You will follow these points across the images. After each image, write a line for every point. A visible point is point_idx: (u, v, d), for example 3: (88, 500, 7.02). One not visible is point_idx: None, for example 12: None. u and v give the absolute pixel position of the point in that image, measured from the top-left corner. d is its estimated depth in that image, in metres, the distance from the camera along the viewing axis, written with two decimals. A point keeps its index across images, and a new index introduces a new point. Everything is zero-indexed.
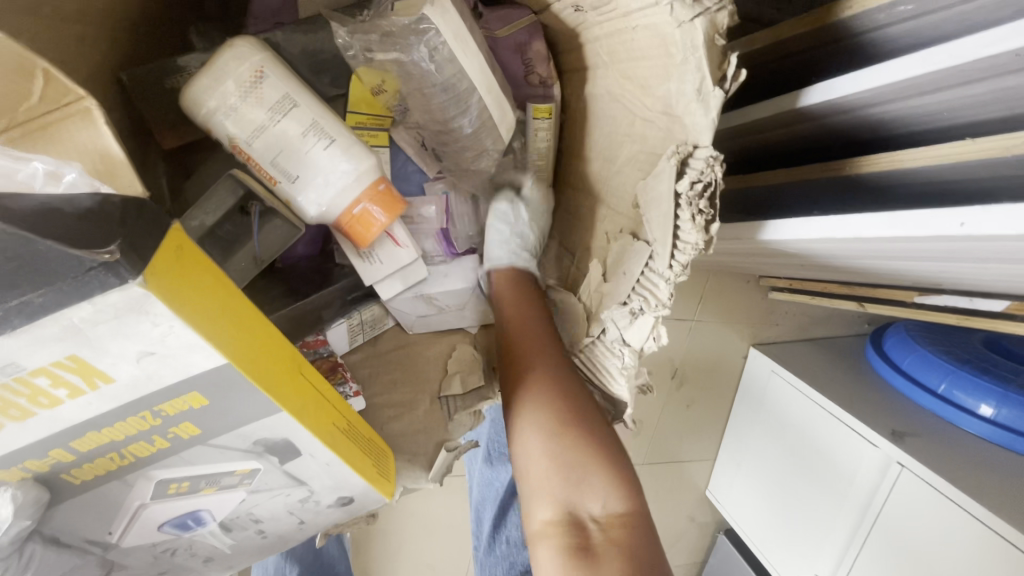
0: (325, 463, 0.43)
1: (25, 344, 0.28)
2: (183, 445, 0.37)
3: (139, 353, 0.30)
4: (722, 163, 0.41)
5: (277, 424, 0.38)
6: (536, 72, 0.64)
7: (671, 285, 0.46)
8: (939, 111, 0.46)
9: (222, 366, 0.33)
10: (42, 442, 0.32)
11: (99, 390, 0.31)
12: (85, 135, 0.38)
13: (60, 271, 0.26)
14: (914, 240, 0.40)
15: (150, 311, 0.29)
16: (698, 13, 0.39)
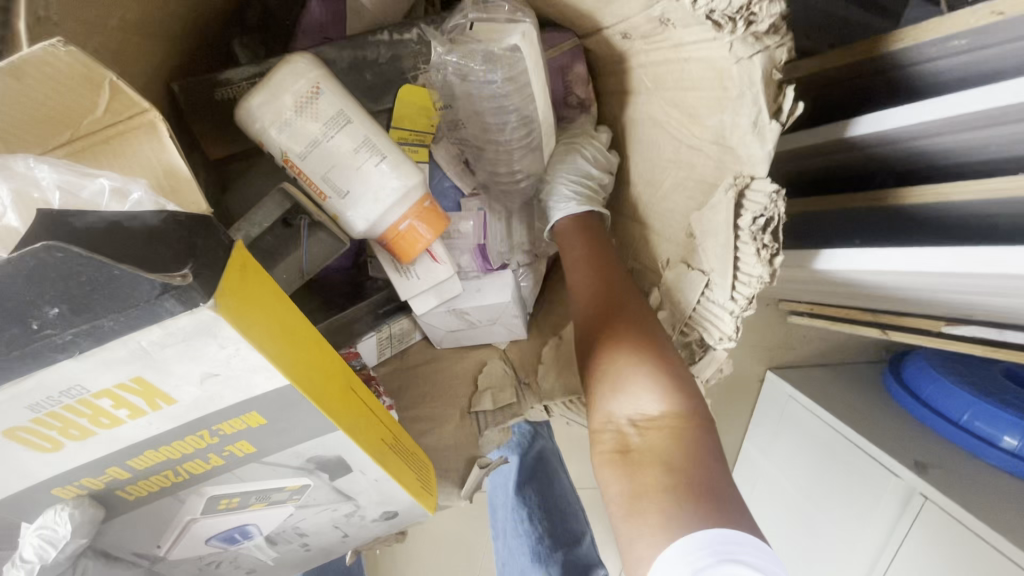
0: (373, 479, 0.42)
1: (92, 368, 0.28)
2: (237, 463, 0.37)
3: (203, 375, 0.30)
4: (784, 198, 0.41)
5: (329, 441, 0.38)
6: (576, 93, 0.64)
7: (736, 319, 0.47)
8: (991, 146, 0.46)
9: (285, 386, 0.32)
10: (99, 460, 0.33)
11: (160, 410, 0.31)
12: (149, 149, 0.36)
13: (131, 294, 0.26)
14: (975, 273, 0.40)
15: (217, 334, 0.28)
16: (758, 51, 0.39)
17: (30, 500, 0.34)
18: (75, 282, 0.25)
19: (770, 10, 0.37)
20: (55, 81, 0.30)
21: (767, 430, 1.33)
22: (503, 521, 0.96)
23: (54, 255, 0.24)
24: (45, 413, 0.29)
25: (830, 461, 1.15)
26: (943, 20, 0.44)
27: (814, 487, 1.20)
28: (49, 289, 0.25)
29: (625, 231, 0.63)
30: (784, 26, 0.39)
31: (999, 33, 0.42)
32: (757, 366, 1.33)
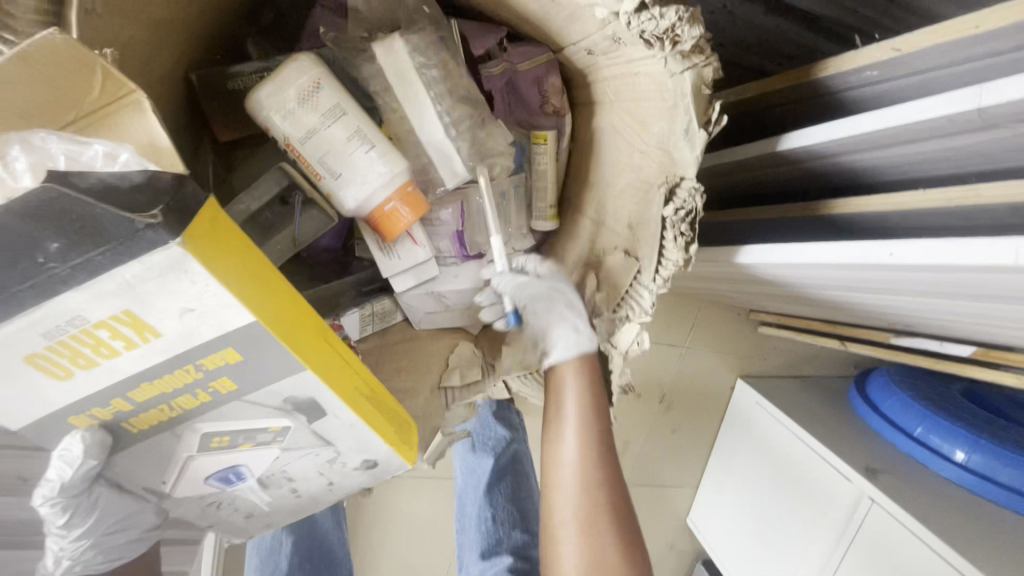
0: (348, 424, 0.48)
1: (90, 299, 0.34)
2: (223, 399, 0.43)
3: (182, 310, 0.36)
4: (704, 194, 0.49)
5: (303, 382, 0.43)
6: (552, 102, 0.71)
7: (654, 294, 0.55)
8: (899, 164, 0.52)
9: (250, 324, 0.38)
10: (103, 390, 0.39)
11: (149, 343, 0.37)
12: (133, 129, 0.38)
13: (114, 231, 0.32)
14: (857, 268, 0.46)
15: (188, 270, 0.35)
16: (687, 67, 0.45)
17: (54, 431, 0.41)
18: (63, 217, 0.31)
19: (691, 32, 0.43)
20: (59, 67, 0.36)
21: (733, 436, 1.39)
22: (475, 517, 1.01)
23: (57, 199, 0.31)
24: (55, 342, 0.35)
25: (788, 479, 1.21)
26: (859, 53, 0.51)
27: (773, 493, 1.25)
28: (50, 227, 0.31)
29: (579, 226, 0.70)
30: (707, 48, 0.45)
31: (901, 66, 0.48)
32: (729, 373, 1.39)
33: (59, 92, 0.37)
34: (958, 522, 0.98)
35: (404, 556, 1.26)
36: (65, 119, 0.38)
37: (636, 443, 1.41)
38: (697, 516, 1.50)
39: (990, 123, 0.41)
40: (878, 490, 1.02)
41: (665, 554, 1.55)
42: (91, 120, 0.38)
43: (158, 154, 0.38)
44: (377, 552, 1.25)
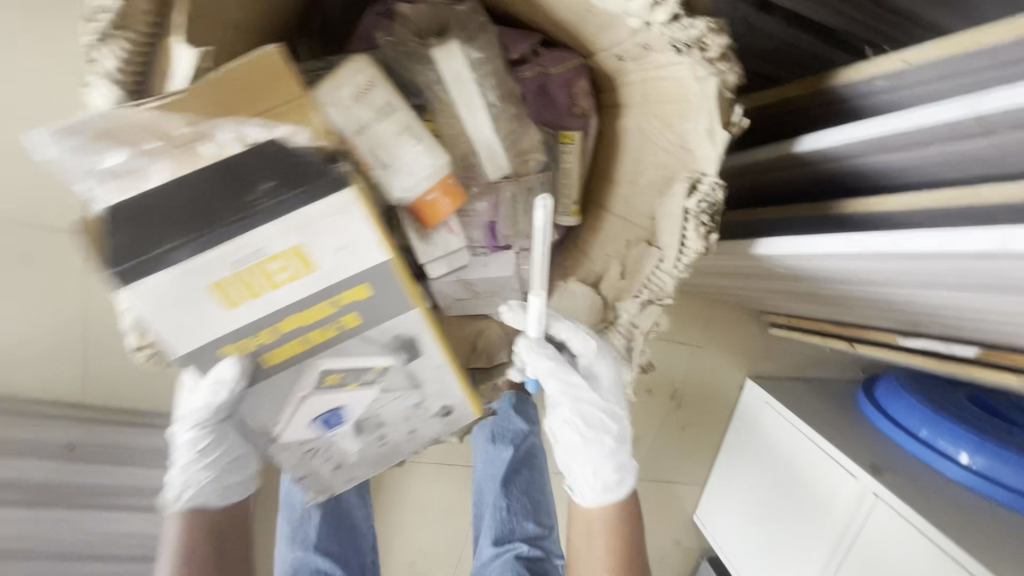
0: (435, 365, 0.58)
1: (273, 234, 0.45)
2: (345, 335, 0.52)
3: (339, 247, 0.47)
4: (723, 188, 0.54)
5: (408, 320, 0.53)
6: (579, 104, 0.77)
7: (676, 278, 0.58)
8: (905, 168, 0.56)
9: (383, 262, 0.49)
10: (256, 321, 0.48)
11: (304, 276, 0.47)
12: (305, 121, 0.49)
13: (302, 174, 0.45)
14: (862, 256, 0.51)
15: (351, 214, 0.46)
16: (713, 72, 0.49)
17: (207, 362, 0.49)
18: (272, 165, 0.45)
19: (718, 42, 0.48)
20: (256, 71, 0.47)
21: (741, 436, 1.43)
22: (493, 504, 1.05)
23: (271, 148, 0.46)
24: (236, 270, 0.45)
25: (793, 479, 1.24)
26: (869, 64, 0.55)
27: (779, 490, 1.28)
28: (262, 174, 0.45)
29: (602, 219, 0.74)
30: (731, 55, 0.49)
31: (907, 77, 0.53)
32: (738, 373, 1.43)
33: (252, 92, 0.47)
34: (961, 518, 1.00)
35: (420, 539, 1.31)
36: (252, 113, 0.48)
37: (647, 439, 1.45)
38: (704, 513, 1.53)
39: (987, 129, 0.45)
40: (882, 487, 1.05)
41: (671, 550, 1.58)
42: (272, 114, 0.48)
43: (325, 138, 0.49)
44: (393, 534, 1.30)
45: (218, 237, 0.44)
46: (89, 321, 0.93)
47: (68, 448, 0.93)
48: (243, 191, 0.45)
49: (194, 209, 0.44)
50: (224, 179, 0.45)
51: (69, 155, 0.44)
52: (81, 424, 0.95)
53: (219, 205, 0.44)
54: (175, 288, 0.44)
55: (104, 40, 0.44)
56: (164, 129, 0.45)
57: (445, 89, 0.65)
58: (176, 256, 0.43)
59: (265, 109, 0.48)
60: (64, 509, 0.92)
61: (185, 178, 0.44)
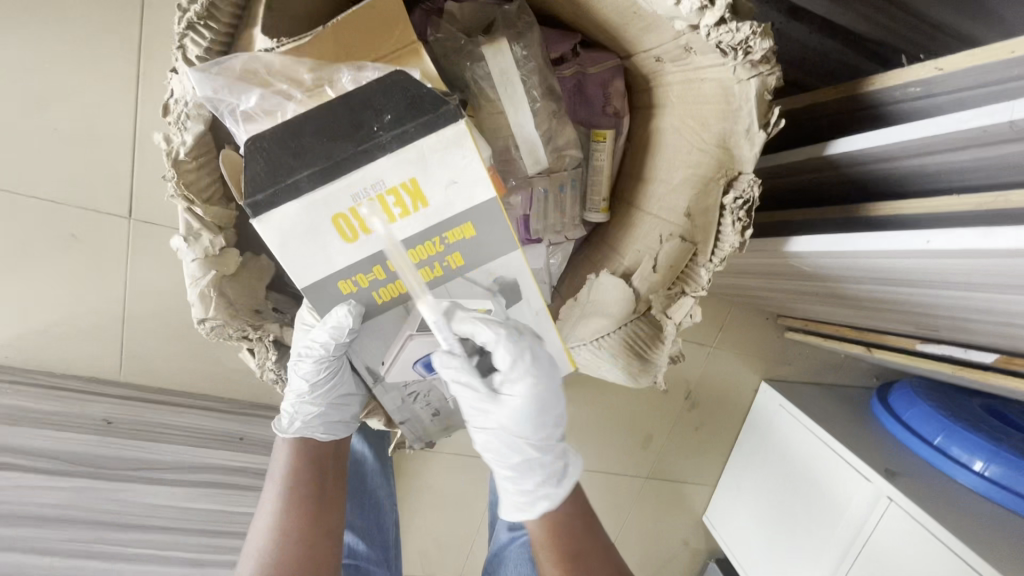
0: (534, 313, 0.59)
1: (392, 167, 0.49)
2: (451, 276, 0.55)
3: (449, 181, 0.50)
4: (759, 185, 0.58)
5: (510, 263, 0.55)
6: (613, 104, 0.79)
7: (710, 273, 0.63)
8: (935, 174, 0.58)
9: (491, 198, 0.51)
10: (372, 254, 0.51)
11: (418, 212, 0.51)
12: (416, 61, 0.55)
13: (421, 104, 0.48)
14: (896, 253, 0.53)
15: (462, 145, 0.49)
16: (754, 75, 0.53)
17: (328, 295, 0.53)
18: (393, 94, 0.49)
19: (762, 45, 0.50)
20: (372, 22, 0.55)
21: (754, 438, 1.44)
22: None
23: (397, 79, 0.49)
24: (358, 203, 0.49)
25: (806, 481, 1.25)
26: (903, 71, 0.57)
27: (790, 491, 1.30)
28: (386, 104, 0.49)
29: (629, 217, 0.77)
30: (773, 59, 0.52)
31: (941, 84, 0.55)
32: (753, 376, 1.44)
33: (369, 38, 0.55)
34: (974, 524, 1.01)
35: (435, 527, 1.33)
36: (373, 56, 0.55)
37: (661, 438, 1.47)
38: (714, 514, 1.55)
39: (1019, 136, 0.47)
40: (896, 490, 1.06)
41: (679, 550, 1.59)
42: (386, 57, 0.55)
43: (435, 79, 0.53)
44: (408, 521, 1.32)
45: (342, 166, 0.48)
46: (129, 299, 0.97)
47: (103, 421, 0.97)
48: (369, 121, 0.48)
49: (324, 136, 0.48)
50: (349, 110, 0.49)
51: (212, 95, 0.52)
52: (116, 400, 0.98)
53: (347, 133, 0.48)
54: (303, 217, 0.49)
55: (190, 30, 0.53)
56: (293, 73, 0.54)
57: (488, 85, 0.68)
58: (302, 184, 0.48)
59: (380, 54, 0.55)
60: (98, 480, 0.96)
61: (312, 113, 0.49)
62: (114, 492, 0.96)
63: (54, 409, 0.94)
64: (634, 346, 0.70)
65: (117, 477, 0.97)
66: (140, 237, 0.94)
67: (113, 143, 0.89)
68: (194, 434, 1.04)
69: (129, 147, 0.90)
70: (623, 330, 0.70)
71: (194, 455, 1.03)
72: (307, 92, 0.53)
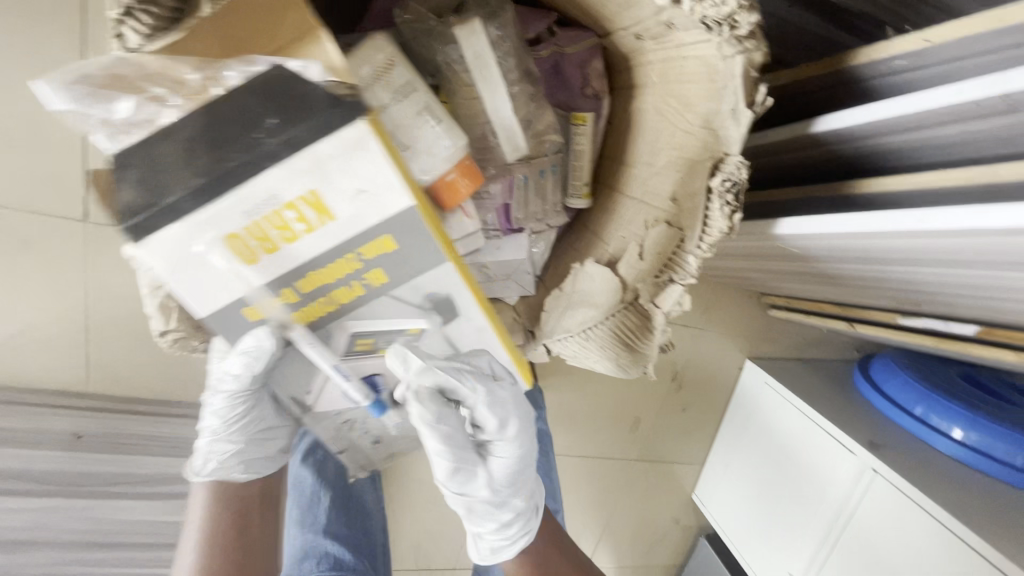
0: (473, 325, 0.57)
1: (287, 177, 0.43)
2: (373, 292, 0.51)
3: (358, 191, 0.45)
4: (747, 167, 0.55)
5: (442, 276, 0.52)
6: (592, 85, 0.76)
7: (698, 260, 0.60)
8: (921, 148, 0.57)
9: (408, 209, 0.47)
10: (273, 276, 0.47)
11: (324, 227, 0.46)
12: (319, 53, 0.47)
13: (309, 104, 0.43)
14: (885, 235, 0.51)
15: (367, 149, 0.44)
16: (739, 51, 0.50)
17: (238, 321, 0.50)
18: (275, 94, 0.43)
19: (748, 19, 0.48)
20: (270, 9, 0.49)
21: (739, 417, 1.45)
22: None
23: (279, 75, 0.43)
24: (251, 222, 0.44)
25: (792, 457, 1.27)
26: (890, 43, 0.55)
27: (775, 468, 1.32)
28: (266, 105, 0.43)
29: (612, 201, 0.75)
30: (758, 34, 0.50)
31: (930, 56, 0.53)
32: (738, 354, 1.45)
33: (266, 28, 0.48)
34: (956, 492, 1.03)
35: (427, 522, 1.32)
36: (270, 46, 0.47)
37: (649, 421, 1.47)
38: (702, 491, 1.57)
39: (1012, 108, 0.45)
40: (879, 461, 1.08)
41: (670, 529, 1.61)
42: (285, 45, 0.47)
43: (340, 71, 0.46)
44: (399, 517, 1.30)
45: (229, 180, 0.42)
46: (90, 307, 0.92)
47: (74, 437, 0.92)
48: (251, 126, 0.43)
49: (202, 144, 0.43)
50: (228, 116, 0.43)
51: (76, 108, 0.44)
52: (85, 413, 0.94)
53: (230, 139, 0.43)
54: (189, 242, 0.44)
55: (128, 17, 0.47)
56: (175, 75, 0.46)
57: (462, 69, 0.65)
58: (184, 204, 0.42)
59: (278, 45, 0.47)
60: (70, 499, 0.91)
61: (188, 122, 0.43)
62: (90, 509, 0.93)
63: (16, 426, 0.88)
64: (621, 339, 0.68)
65: (93, 494, 0.93)
66: (100, 242, 0.89)
67: (61, 142, 0.83)
68: (172, 444, 1.00)
69: (80, 144, 0.85)
70: (609, 323, 0.68)
71: (173, 465, 0.99)
72: (189, 96, 0.45)
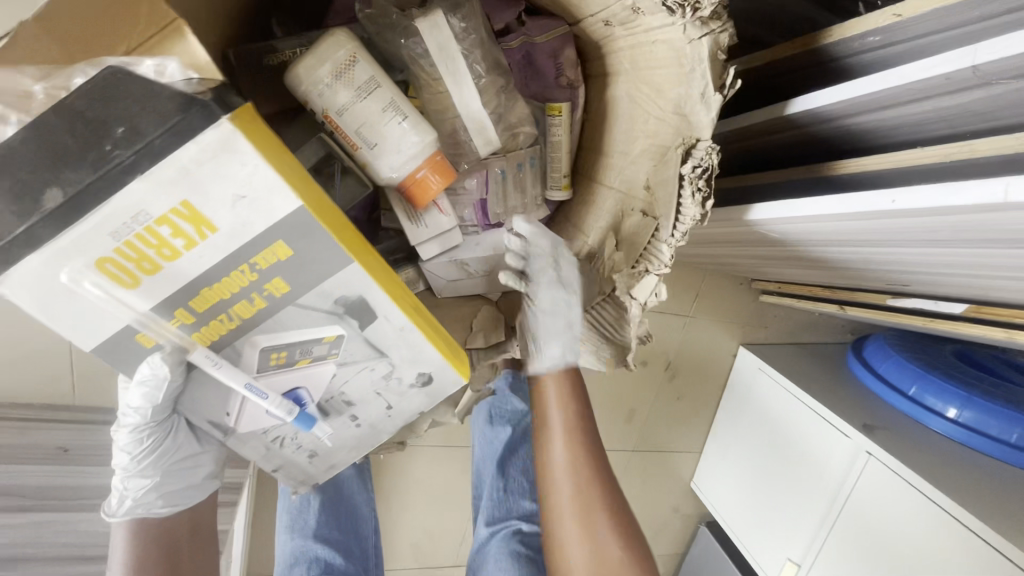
0: (399, 330, 0.46)
1: (151, 190, 0.34)
2: (278, 304, 0.42)
3: (234, 197, 0.36)
4: (718, 152, 0.54)
5: (353, 279, 0.42)
6: (566, 74, 0.74)
7: (673, 248, 0.59)
8: (898, 126, 0.56)
9: (299, 209, 0.38)
10: (161, 303, 0.39)
11: (206, 240, 0.38)
12: (181, 50, 0.39)
13: (161, 106, 0.33)
14: (860, 217, 0.50)
15: (238, 150, 0.35)
16: (705, 33, 0.50)
17: (133, 352, 0.42)
18: (118, 95, 0.33)
19: None
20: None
21: (735, 404, 1.45)
22: (491, 485, 1.02)
23: (115, 76, 0.33)
24: (122, 243, 0.36)
25: (789, 443, 1.27)
26: (862, 20, 0.54)
27: (773, 455, 1.31)
28: (114, 109, 0.33)
29: (591, 193, 0.73)
30: (724, 14, 0.49)
31: (903, 31, 0.52)
32: (731, 342, 1.44)
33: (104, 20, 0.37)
34: (952, 472, 1.03)
35: (424, 519, 1.32)
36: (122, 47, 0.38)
37: (644, 411, 1.46)
38: (701, 479, 1.56)
39: (985, 81, 0.44)
40: (874, 444, 1.08)
41: (670, 517, 1.61)
42: (141, 46, 0.38)
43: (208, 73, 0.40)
44: (397, 516, 1.30)
45: (80, 203, 0.34)
46: None
47: (60, 449, 0.91)
48: (96, 134, 0.33)
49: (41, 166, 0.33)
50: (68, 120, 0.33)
51: None
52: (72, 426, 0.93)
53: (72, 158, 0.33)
54: (52, 272, 0.36)
55: None
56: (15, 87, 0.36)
57: (428, 63, 0.63)
58: (39, 233, 0.34)
59: (131, 44, 0.38)
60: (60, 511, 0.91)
61: (8, 144, 0.32)
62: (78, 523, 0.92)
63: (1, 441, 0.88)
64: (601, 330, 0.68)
65: (83, 505, 0.94)
66: None
67: None
68: None
69: None
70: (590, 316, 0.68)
71: None
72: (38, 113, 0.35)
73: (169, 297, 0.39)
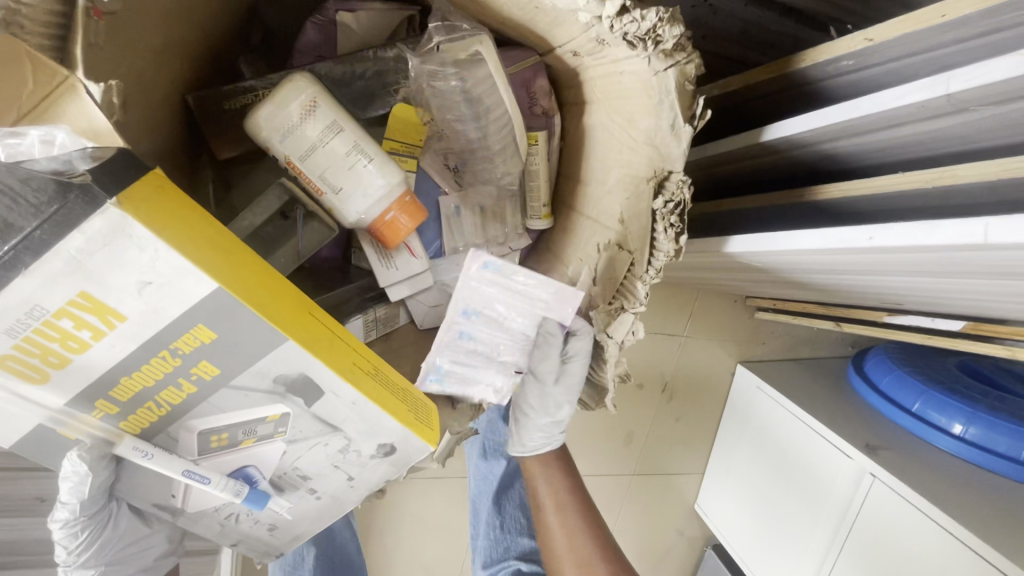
0: (351, 403, 0.45)
1: (41, 286, 0.33)
2: (209, 387, 0.41)
3: (140, 284, 0.35)
4: (689, 186, 0.57)
5: (290, 357, 0.41)
6: (540, 103, 0.72)
7: (649, 285, 0.61)
8: (875, 150, 0.54)
9: (215, 292, 0.37)
10: (76, 393, 0.39)
11: (115, 329, 0.36)
12: (77, 112, 0.37)
13: (31, 197, 0.31)
14: (837, 251, 0.48)
15: (132, 235, 0.34)
16: (670, 65, 0.49)
17: (56, 445, 0.42)
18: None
19: (672, 32, 0.47)
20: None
21: (735, 425, 1.42)
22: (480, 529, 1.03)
23: None
24: (19, 340, 0.35)
25: (790, 466, 1.23)
26: (833, 45, 0.52)
27: (777, 478, 1.27)
28: None
29: (569, 221, 0.72)
30: (688, 45, 0.49)
31: (876, 55, 0.50)
32: (729, 359, 1.41)
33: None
34: (959, 494, 0.99)
35: (420, 554, 1.28)
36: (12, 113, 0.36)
37: (643, 434, 1.41)
38: (704, 501, 1.52)
39: (957, 108, 0.42)
40: (877, 465, 1.04)
41: (675, 541, 1.56)
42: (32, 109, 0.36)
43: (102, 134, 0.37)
44: (392, 553, 1.26)
45: None
46: None
47: (37, 500, 0.87)
48: None
49: None
50: None
51: None
52: None
53: None
54: None
55: None
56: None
57: None
58: None
59: (22, 108, 0.36)
60: None
61: None
62: None
63: None
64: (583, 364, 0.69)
65: None
66: None
67: None
68: None
69: None
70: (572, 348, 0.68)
71: None
72: None
73: (76, 386, 0.38)
